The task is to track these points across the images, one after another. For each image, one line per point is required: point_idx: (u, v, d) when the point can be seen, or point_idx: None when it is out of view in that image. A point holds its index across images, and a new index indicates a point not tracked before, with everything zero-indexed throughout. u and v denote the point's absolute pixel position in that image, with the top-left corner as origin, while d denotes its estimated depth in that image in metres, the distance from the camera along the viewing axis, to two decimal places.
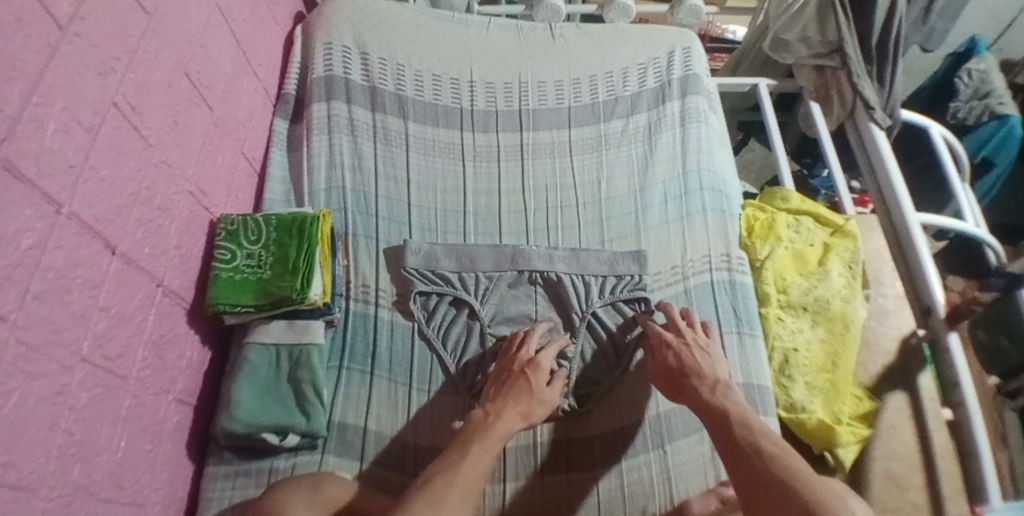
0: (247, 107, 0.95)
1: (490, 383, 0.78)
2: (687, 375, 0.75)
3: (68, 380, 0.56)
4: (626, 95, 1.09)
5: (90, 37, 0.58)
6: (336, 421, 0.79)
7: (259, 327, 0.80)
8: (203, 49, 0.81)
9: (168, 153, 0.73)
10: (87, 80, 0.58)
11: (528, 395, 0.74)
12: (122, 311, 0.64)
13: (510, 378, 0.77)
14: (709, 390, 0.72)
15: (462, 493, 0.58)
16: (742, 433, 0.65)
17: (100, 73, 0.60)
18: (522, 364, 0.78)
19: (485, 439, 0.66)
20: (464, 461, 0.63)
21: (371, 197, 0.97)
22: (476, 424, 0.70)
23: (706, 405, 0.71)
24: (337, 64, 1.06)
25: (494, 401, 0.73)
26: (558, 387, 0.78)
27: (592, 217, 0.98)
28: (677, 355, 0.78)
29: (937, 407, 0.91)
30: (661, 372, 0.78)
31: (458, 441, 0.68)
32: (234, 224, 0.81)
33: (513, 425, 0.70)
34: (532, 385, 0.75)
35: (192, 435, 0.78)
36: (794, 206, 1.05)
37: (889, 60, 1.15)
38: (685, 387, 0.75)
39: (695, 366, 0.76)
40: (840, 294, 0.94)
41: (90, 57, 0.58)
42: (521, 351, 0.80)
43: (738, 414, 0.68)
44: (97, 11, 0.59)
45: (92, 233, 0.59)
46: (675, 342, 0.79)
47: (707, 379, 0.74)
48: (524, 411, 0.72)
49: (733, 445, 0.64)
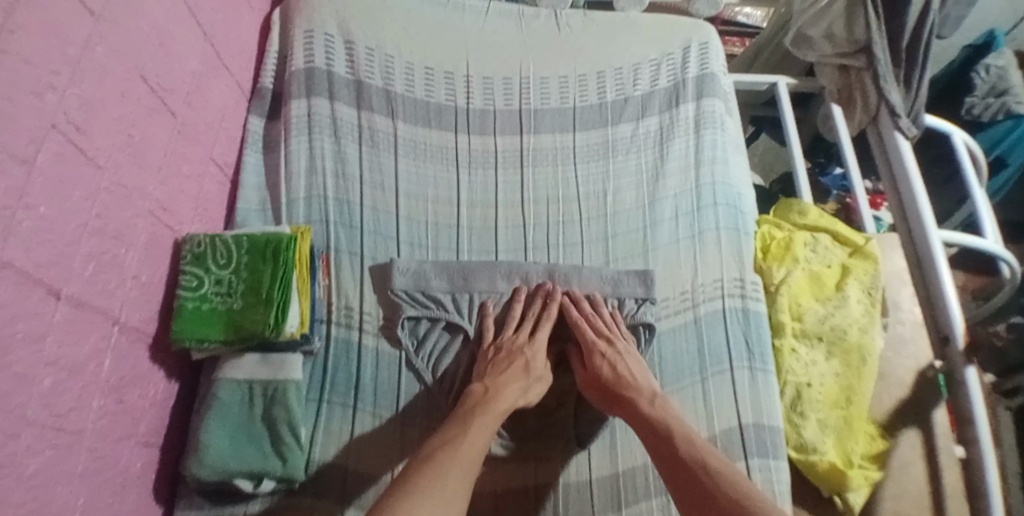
0: (217, 106, 0.85)
1: (484, 362, 0.77)
2: (621, 386, 0.74)
3: (14, 450, 0.49)
4: (637, 95, 0.99)
5: (22, 51, 0.48)
6: (315, 462, 0.73)
7: (230, 361, 0.73)
8: (163, 47, 0.71)
9: (122, 174, 0.64)
10: (20, 104, 0.48)
11: (524, 374, 0.75)
12: (71, 363, 0.56)
13: (506, 356, 0.77)
14: (648, 403, 0.71)
15: (465, 466, 0.61)
16: (686, 448, 0.64)
17: (34, 93, 0.50)
18: (519, 345, 0.78)
19: (489, 413, 0.69)
20: (466, 435, 0.65)
21: (355, 207, 0.88)
22: (476, 398, 0.71)
23: (645, 419, 0.69)
24: (318, 55, 0.95)
25: (493, 376, 0.74)
26: (548, 365, 0.80)
27: (596, 234, 0.90)
28: (612, 366, 0.76)
29: (950, 444, 0.87)
30: (592, 379, 0.77)
31: (458, 415, 0.69)
32: (201, 246, 0.73)
33: (514, 398, 0.72)
34: (529, 365, 0.76)
35: (160, 477, 0.73)
36: (811, 221, 0.98)
37: (919, 62, 1.06)
38: (621, 398, 0.73)
39: (631, 377, 0.75)
40: (858, 324, 0.87)
41: (22, 75, 0.48)
42: (516, 335, 0.80)
43: (680, 429, 0.67)
44: (32, 20, 0.49)
45: (31, 281, 0.50)
46: (608, 351, 0.77)
47: (645, 391, 0.73)
48: (524, 385, 0.74)
49: (676, 460, 0.64)
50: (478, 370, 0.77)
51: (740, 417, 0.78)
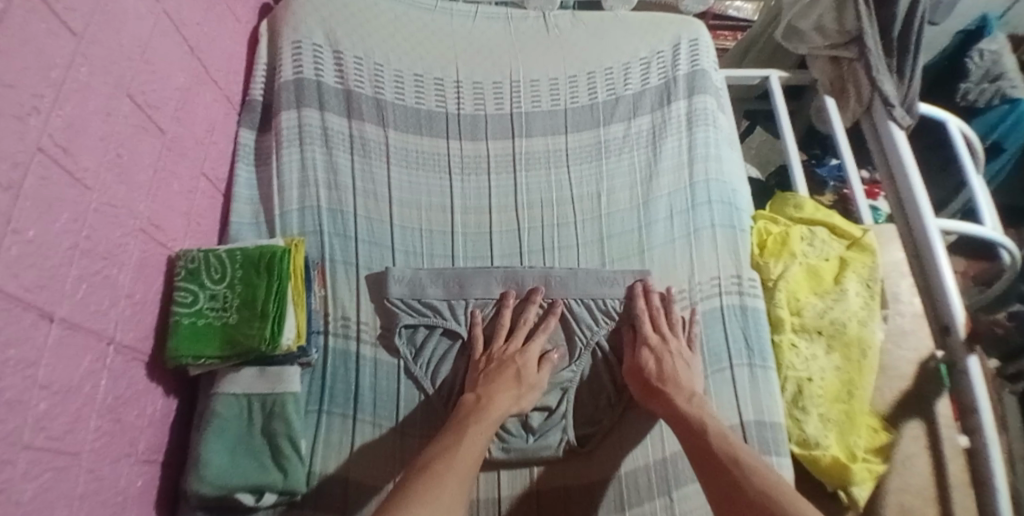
0: (206, 120, 0.85)
1: (477, 372, 0.77)
2: (664, 381, 0.74)
3: (11, 474, 0.49)
4: (628, 95, 0.99)
5: (3, 75, 0.48)
6: (317, 474, 0.73)
7: (227, 376, 0.73)
8: (149, 65, 0.71)
9: (110, 193, 0.64)
10: (2, 128, 0.48)
11: (518, 384, 0.74)
12: (65, 385, 0.56)
13: (498, 366, 0.76)
14: (686, 400, 0.72)
15: (462, 469, 0.62)
16: (719, 445, 0.65)
17: (17, 117, 0.50)
18: (511, 354, 0.78)
19: (481, 423, 0.69)
20: (461, 443, 0.65)
21: (349, 217, 0.88)
22: (468, 408, 0.72)
23: (680, 413, 0.71)
24: (307, 65, 0.95)
25: (487, 384, 0.74)
26: (546, 373, 0.77)
27: (591, 236, 0.90)
28: (657, 359, 0.77)
29: (954, 434, 0.87)
30: (635, 370, 0.78)
31: (454, 423, 0.70)
32: (195, 261, 0.73)
33: (509, 407, 0.72)
34: (520, 373, 0.75)
35: (160, 494, 0.73)
36: (808, 215, 0.97)
37: (911, 50, 1.05)
38: (658, 393, 0.73)
39: (674, 372, 0.75)
40: (857, 317, 0.87)
41: (4, 100, 0.48)
42: (509, 345, 0.79)
43: (714, 425, 0.68)
44: (11, 44, 0.49)
45: (22, 305, 0.50)
46: (658, 345, 0.78)
47: (684, 389, 0.73)
48: (519, 395, 0.74)
49: (709, 454, 0.65)
50: (472, 379, 0.77)
51: (741, 415, 0.78)
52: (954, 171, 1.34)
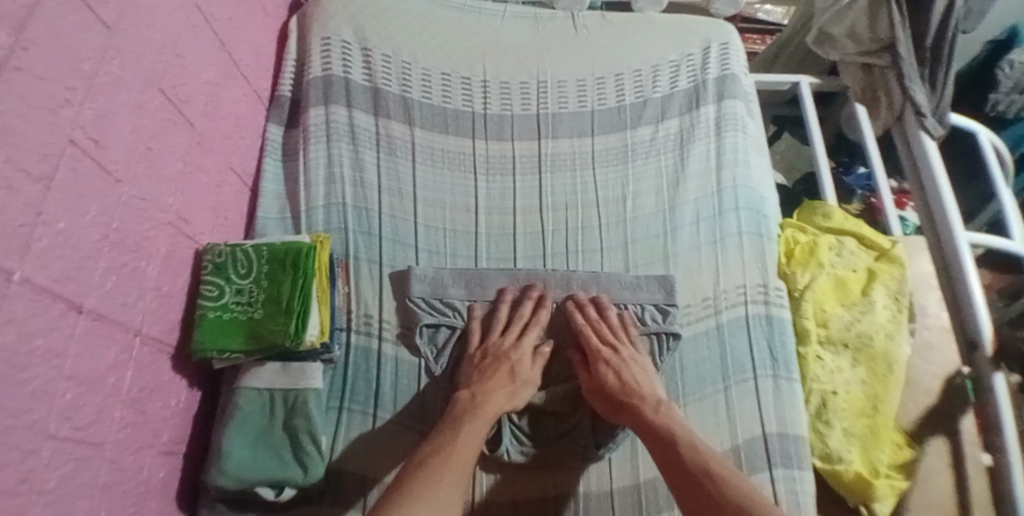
0: (235, 115, 0.85)
1: (473, 368, 0.77)
2: (628, 395, 0.73)
3: (34, 464, 0.49)
4: (656, 98, 0.98)
5: (35, 67, 0.48)
6: (333, 470, 0.73)
7: (251, 370, 0.74)
8: (178, 59, 0.71)
9: (140, 186, 0.64)
10: (33, 120, 0.48)
11: (511, 381, 0.75)
12: (91, 376, 0.57)
13: (495, 362, 0.76)
14: (652, 411, 0.70)
15: (457, 468, 0.61)
16: (690, 457, 0.64)
17: (48, 108, 0.50)
18: (506, 349, 0.78)
19: (478, 419, 0.68)
20: (456, 439, 0.65)
21: (373, 215, 0.88)
22: (464, 405, 0.71)
23: (648, 425, 0.69)
24: (335, 62, 0.95)
25: (482, 382, 0.74)
26: (540, 367, 0.79)
27: (615, 240, 0.89)
28: (616, 373, 0.75)
29: (977, 451, 0.86)
30: (596, 388, 0.76)
31: (446, 424, 0.68)
32: (222, 255, 0.73)
33: (501, 404, 0.72)
34: (515, 370, 0.76)
35: (181, 485, 0.73)
36: (837, 224, 0.95)
37: (944, 60, 1.03)
38: (627, 408, 0.71)
39: (636, 386, 0.74)
40: (884, 330, 0.86)
41: (35, 92, 0.48)
42: (505, 337, 0.79)
43: (684, 437, 0.66)
44: (43, 36, 0.49)
45: (49, 297, 0.51)
46: (613, 358, 0.77)
47: (649, 400, 0.72)
48: (513, 391, 0.74)
49: (680, 466, 0.63)
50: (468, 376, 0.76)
51: (763, 426, 0.77)
52: (984, 183, 1.32)
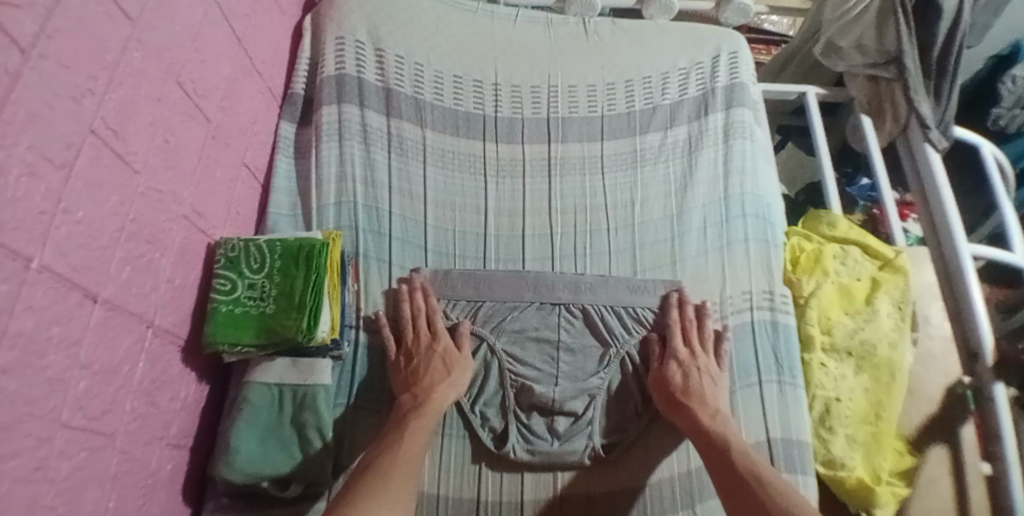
0: (250, 112, 0.86)
1: (398, 371, 0.77)
2: (689, 396, 0.74)
3: (47, 452, 0.49)
4: (665, 104, 0.99)
5: (60, 57, 0.49)
6: (342, 467, 0.73)
7: (260, 365, 0.74)
8: (198, 55, 0.72)
9: (157, 179, 0.64)
10: (56, 109, 0.49)
11: (446, 371, 0.76)
12: (105, 366, 0.57)
13: (421, 361, 0.77)
14: (709, 416, 0.72)
15: (406, 469, 0.64)
16: (742, 465, 0.66)
17: (72, 98, 0.51)
18: (428, 345, 0.78)
19: (423, 416, 0.71)
20: (402, 443, 0.67)
21: (384, 214, 0.88)
22: (406, 407, 0.72)
23: (704, 430, 0.71)
24: (350, 62, 0.96)
25: (417, 381, 0.75)
26: (466, 351, 0.79)
27: (624, 243, 0.90)
28: (685, 374, 0.77)
29: (977, 460, 0.87)
30: (661, 383, 0.77)
31: (391, 427, 0.70)
32: (235, 250, 0.73)
33: (445, 396, 0.74)
34: (446, 361, 0.77)
35: (187, 478, 0.73)
36: (841, 233, 0.96)
37: (949, 73, 1.05)
38: (684, 410, 0.73)
39: (700, 390, 0.75)
40: (888, 339, 0.86)
41: (58, 82, 0.49)
42: (420, 334, 0.79)
43: (738, 444, 0.69)
44: (68, 26, 0.50)
45: (67, 284, 0.51)
46: (686, 360, 0.78)
47: (709, 406, 0.74)
48: (451, 380, 0.75)
49: (732, 471, 0.65)
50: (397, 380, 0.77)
51: (769, 430, 0.78)
52: (985, 195, 1.33)
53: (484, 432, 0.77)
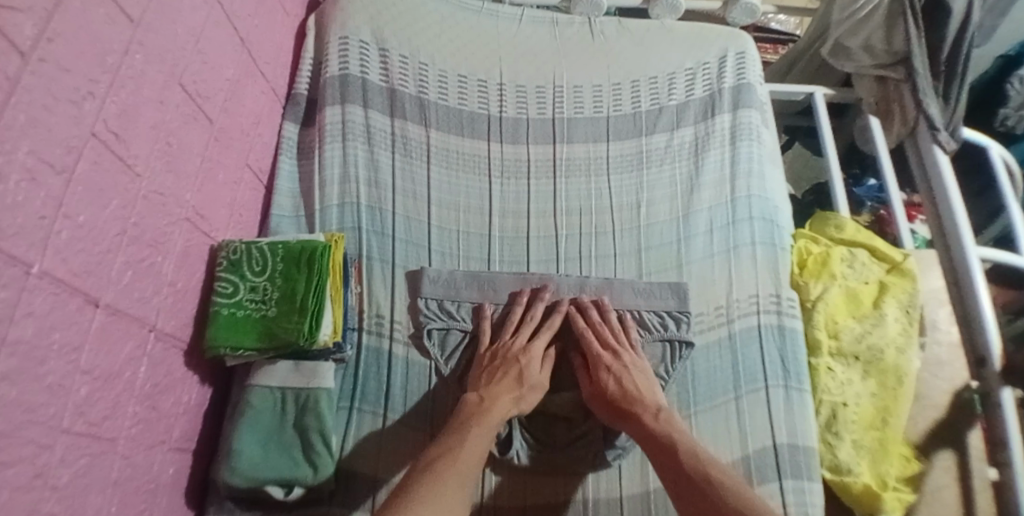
0: (253, 113, 0.85)
1: (480, 371, 0.76)
2: (627, 401, 0.72)
3: (48, 459, 0.49)
4: (671, 105, 0.98)
5: (61, 60, 0.48)
6: (343, 471, 0.73)
7: (263, 368, 0.74)
8: (200, 55, 0.71)
9: (159, 182, 0.64)
10: (57, 112, 0.48)
11: (518, 385, 0.73)
12: (106, 371, 0.57)
13: (505, 365, 0.75)
14: (652, 418, 0.70)
15: (460, 473, 0.62)
16: (691, 467, 0.64)
17: (73, 102, 0.50)
18: (515, 353, 0.76)
19: (484, 423, 0.68)
20: (462, 446, 0.65)
21: (387, 215, 0.88)
22: (471, 408, 0.71)
23: (649, 434, 0.68)
24: (353, 61, 0.95)
25: (489, 386, 0.73)
26: (547, 370, 0.77)
27: (629, 246, 0.89)
28: (617, 381, 0.74)
29: (983, 466, 0.86)
30: (597, 394, 0.75)
31: (453, 427, 0.69)
32: (237, 253, 0.73)
33: (507, 412, 0.71)
34: (524, 374, 0.74)
35: (191, 482, 0.73)
36: (849, 236, 0.95)
37: (958, 75, 1.04)
38: (628, 415, 0.71)
39: (637, 389, 0.73)
40: (894, 343, 0.85)
41: (59, 85, 0.48)
42: (514, 339, 0.78)
43: (685, 443, 0.66)
44: (69, 28, 0.49)
45: (68, 290, 0.51)
46: (613, 363, 0.76)
47: (649, 405, 0.72)
48: (518, 395, 0.73)
49: (683, 477, 0.63)
50: (473, 380, 0.76)
51: (774, 435, 0.77)
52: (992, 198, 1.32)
53: None
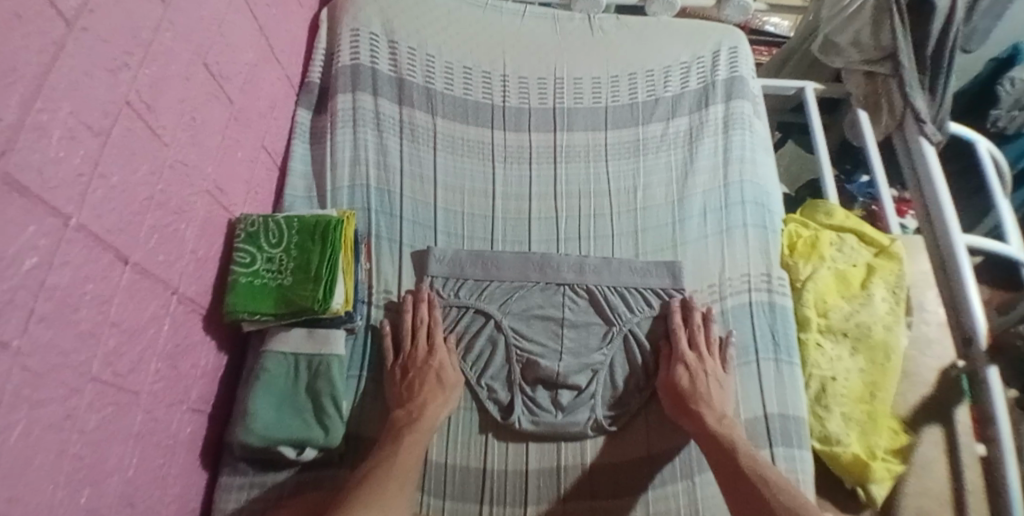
0: (269, 98, 0.90)
1: (397, 385, 0.78)
2: (696, 400, 0.76)
3: (77, 402, 0.53)
4: (667, 96, 1.02)
5: (100, 31, 0.53)
6: (352, 435, 0.77)
7: (277, 335, 0.77)
8: (222, 38, 0.76)
9: (183, 153, 0.68)
10: (95, 79, 0.53)
11: (440, 388, 0.77)
12: (132, 325, 0.60)
13: (416, 374, 0.78)
14: (715, 419, 0.74)
15: (401, 479, 0.66)
16: (748, 465, 0.68)
17: (110, 71, 0.55)
18: (424, 358, 0.79)
19: (417, 432, 0.72)
20: (397, 457, 0.68)
21: (395, 197, 0.92)
22: (402, 422, 0.74)
23: (711, 432, 0.72)
24: (364, 52, 1.00)
25: (410, 396, 0.76)
26: (455, 364, 0.81)
27: (626, 228, 0.93)
28: (692, 377, 0.78)
29: (972, 442, 0.89)
30: (670, 387, 0.79)
31: (386, 442, 0.71)
32: (254, 226, 0.77)
33: (437, 414, 0.75)
34: (440, 377, 0.78)
35: (206, 443, 0.77)
36: (838, 222, 0.99)
37: (943, 69, 1.08)
38: (692, 413, 0.75)
39: (706, 393, 0.77)
40: (883, 322, 0.89)
41: (98, 53, 0.53)
42: (415, 347, 0.80)
43: (744, 448, 0.70)
44: (106, 3, 0.54)
45: (101, 245, 0.55)
46: (694, 363, 0.79)
47: (716, 409, 0.75)
48: (443, 398, 0.76)
49: (737, 471, 0.67)
50: (393, 395, 0.78)
51: (764, 406, 0.80)
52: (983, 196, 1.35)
53: (489, 402, 0.80)
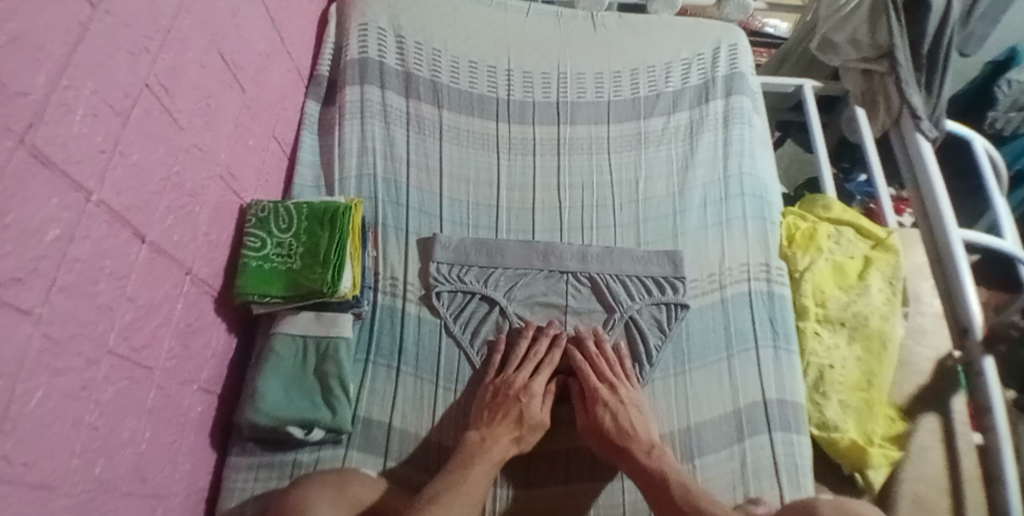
0: (279, 89, 0.92)
1: (484, 406, 0.76)
2: (620, 437, 0.73)
3: (94, 374, 0.54)
4: (668, 92, 1.05)
5: (123, 15, 0.55)
6: (360, 416, 0.78)
7: (287, 317, 0.79)
8: (236, 28, 0.78)
9: (198, 137, 0.70)
10: (118, 61, 0.55)
11: (520, 426, 0.74)
12: (147, 302, 0.62)
13: (507, 404, 0.75)
14: (645, 453, 0.72)
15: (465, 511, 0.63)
16: (682, 497, 0.67)
17: (131, 53, 0.57)
18: (517, 390, 0.77)
19: (485, 461, 0.69)
20: (465, 483, 0.66)
21: (402, 187, 0.94)
22: (471, 447, 0.71)
23: (640, 467, 0.71)
24: (372, 47, 1.02)
25: (490, 425, 0.74)
26: (547, 407, 0.78)
27: (628, 219, 0.95)
28: (614, 415, 0.75)
29: (968, 431, 0.90)
30: (592, 428, 0.76)
31: (453, 464, 0.69)
32: (265, 211, 0.79)
33: (508, 451, 0.72)
34: (524, 415, 0.75)
35: (216, 423, 0.79)
36: (836, 214, 1.01)
37: (939, 67, 1.10)
38: (623, 452, 0.72)
39: (631, 425, 0.75)
40: (879, 311, 0.91)
41: (121, 35, 0.55)
42: (516, 375, 0.78)
43: (676, 477, 0.69)
44: None
45: (120, 221, 0.57)
46: (610, 399, 0.76)
47: (643, 442, 0.73)
48: (519, 437, 0.74)
49: (675, 507, 0.66)
50: (475, 415, 0.76)
51: (763, 392, 0.81)
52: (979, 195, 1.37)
53: None
